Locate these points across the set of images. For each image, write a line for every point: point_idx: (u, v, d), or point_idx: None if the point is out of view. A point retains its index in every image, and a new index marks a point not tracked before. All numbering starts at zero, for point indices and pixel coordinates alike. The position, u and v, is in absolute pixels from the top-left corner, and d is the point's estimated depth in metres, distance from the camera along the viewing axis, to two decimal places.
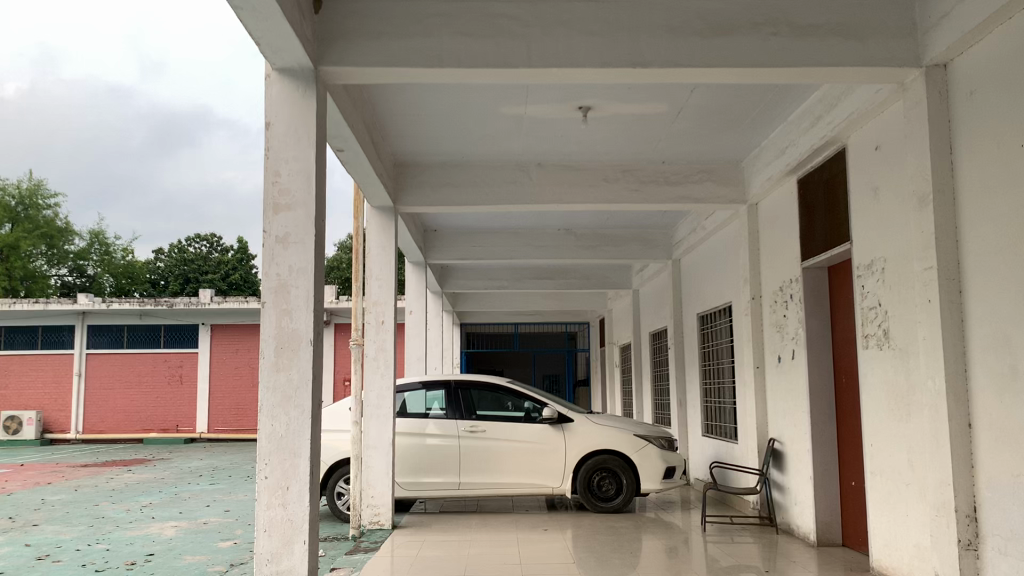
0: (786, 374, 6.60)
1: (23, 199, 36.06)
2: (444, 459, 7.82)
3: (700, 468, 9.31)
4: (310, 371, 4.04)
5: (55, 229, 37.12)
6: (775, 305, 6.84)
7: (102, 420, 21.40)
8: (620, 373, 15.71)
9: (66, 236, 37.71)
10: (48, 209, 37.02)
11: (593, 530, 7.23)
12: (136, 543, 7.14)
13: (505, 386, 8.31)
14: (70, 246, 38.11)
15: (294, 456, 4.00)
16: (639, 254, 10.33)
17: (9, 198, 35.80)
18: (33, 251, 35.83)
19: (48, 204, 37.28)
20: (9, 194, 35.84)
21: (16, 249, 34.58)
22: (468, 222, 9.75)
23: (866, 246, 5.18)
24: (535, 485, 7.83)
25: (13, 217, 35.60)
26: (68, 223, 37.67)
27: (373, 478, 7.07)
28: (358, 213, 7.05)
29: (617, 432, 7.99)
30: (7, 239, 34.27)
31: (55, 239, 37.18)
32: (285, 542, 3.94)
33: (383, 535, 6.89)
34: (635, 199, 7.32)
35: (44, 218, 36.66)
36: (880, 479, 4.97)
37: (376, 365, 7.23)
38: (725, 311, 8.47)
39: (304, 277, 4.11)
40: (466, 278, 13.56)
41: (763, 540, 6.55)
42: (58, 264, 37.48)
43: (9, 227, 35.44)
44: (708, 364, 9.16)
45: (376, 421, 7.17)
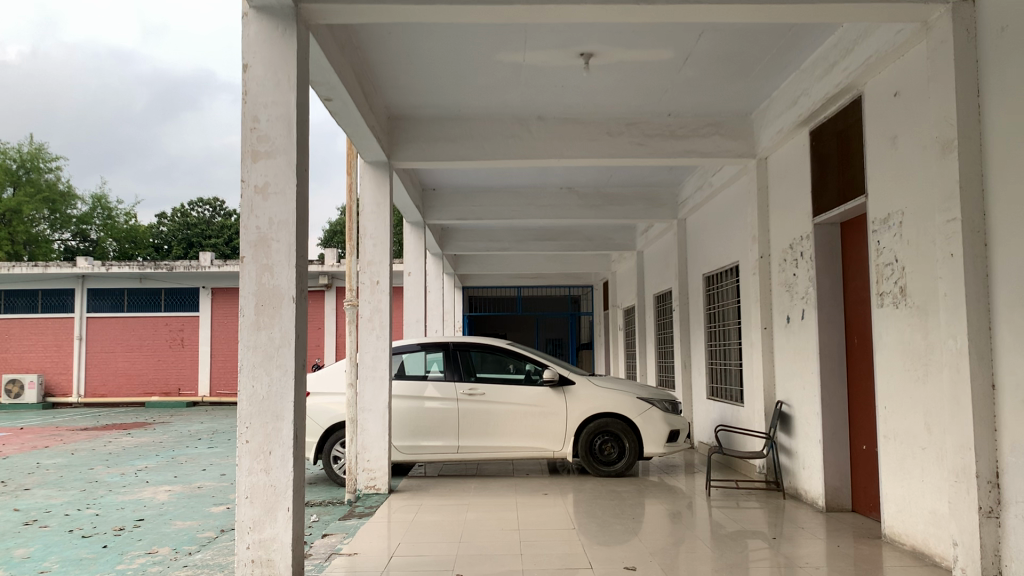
0: (795, 334, 6.36)
1: (24, 163, 35.79)
2: (442, 422, 7.63)
3: (705, 431, 9.13)
4: (292, 330, 3.81)
5: (57, 193, 36.90)
6: (785, 264, 6.58)
7: (103, 384, 21.32)
8: (624, 336, 15.50)
9: (68, 200, 37.48)
10: (49, 172, 36.75)
11: (595, 495, 7.06)
12: (128, 507, 6.99)
13: (506, 348, 8.10)
14: (72, 210, 37.93)
15: (277, 420, 3.78)
16: (643, 213, 10.05)
17: (10, 161, 35.50)
18: (34, 215, 35.62)
19: (49, 168, 37.01)
20: (10, 157, 35.55)
21: (18, 213, 34.39)
22: (468, 179, 9.45)
23: (882, 199, 4.90)
24: (536, 449, 7.64)
25: (14, 181, 35.41)
26: (69, 186, 37.39)
27: (368, 442, 6.87)
28: (350, 168, 6.78)
29: (620, 394, 7.78)
30: (8, 203, 34.04)
31: (56, 204, 36.96)
32: (268, 510, 3.74)
33: (380, 499, 6.70)
34: (640, 153, 7.03)
35: (45, 182, 36.44)
36: (893, 443, 4.75)
37: (371, 327, 6.98)
38: (731, 271, 8.21)
39: (286, 229, 3.86)
40: (467, 240, 13.29)
41: (770, 505, 6.37)
42: (61, 228, 37.27)
43: (11, 191, 35.25)
44: (714, 326, 8.92)
45: (371, 384, 6.90)
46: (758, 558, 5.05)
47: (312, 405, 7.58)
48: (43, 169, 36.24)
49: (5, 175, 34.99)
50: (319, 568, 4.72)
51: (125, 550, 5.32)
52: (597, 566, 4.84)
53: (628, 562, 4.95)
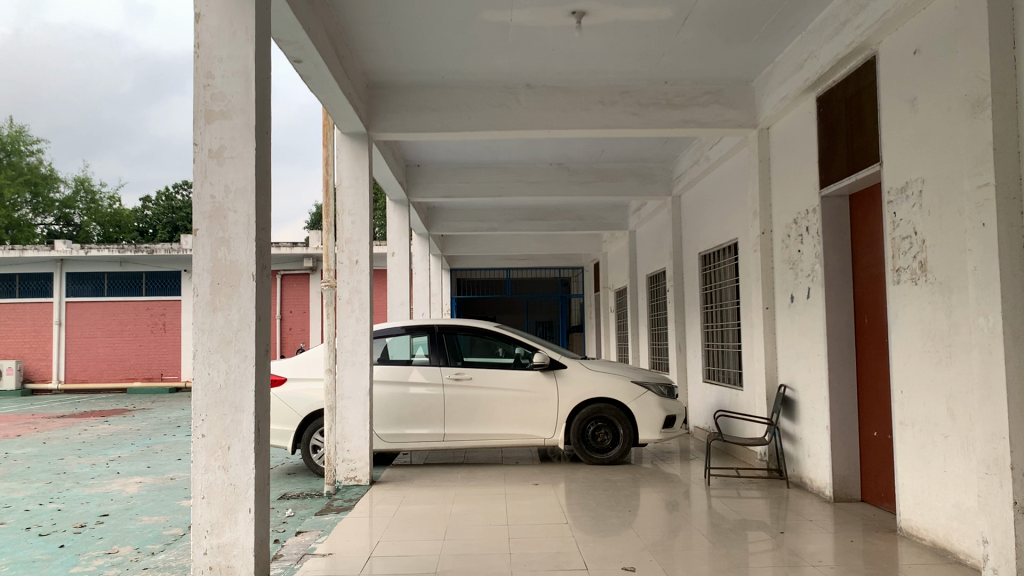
0: (800, 314, 6.00)
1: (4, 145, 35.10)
2: (427, 409, 7.25)
3: (701, 416, 8.79)
4: (252, 311, 3.41)
5: (39, 176, 36.23)
6: (788, 240, 6.21)
7: (84, 369, 20.85)
8: (616, 318, 15.14)
9: (50, 183, 36.79)
10: (30, 154, 36.06)
11: (588, 484, 6.71)
12: (93, 501, 6.58)
13: (494, 331, 7.72)
14: (55, 193, 37.25)
15: (236, 411, 3.39)
16: (636, 190, 9.66)
17: None
18: (16, 199, 34.98)
19: (30, 150, 36.35)
20: None
21: None
22: (453, 154, 9.01)
23: (899, 167, 4.53)
24: (526, 437, 7.28)
25: None
26: (51, 169, 36.73)
27: (348, 431, 6.48)
28: (326, 140, 6.35)
29: (614, 379, 7.42)
30: None
31: (39, 187, 36.28)
32: (227, 512, 3.36)
33: (360, 492, 6.32)
34: (634, 123, 6.62)
35: (27, 165, 35.81)
36: (912, 430, 4.40)
37: (351, 310, 6.55)
38: (729, 249, 7.84)
39: (244, 198, 3.46)
40: (454, 219, 12.85)
41: (773, 494, 6.03)
42: (44, 211, 36.60)
43: None
44: (711, 307, 8.56)
45: (350, 369, 6.51)
46: (764, 553, 4.70)
47: (289, 392, 7.20)
48: (24, 152, 35.51)
49: None
50: (288, 572, 4.31)
51: (82, 551, 4.92)
52: (592, 564, 4.48)
53: (625, 559, 4.60)
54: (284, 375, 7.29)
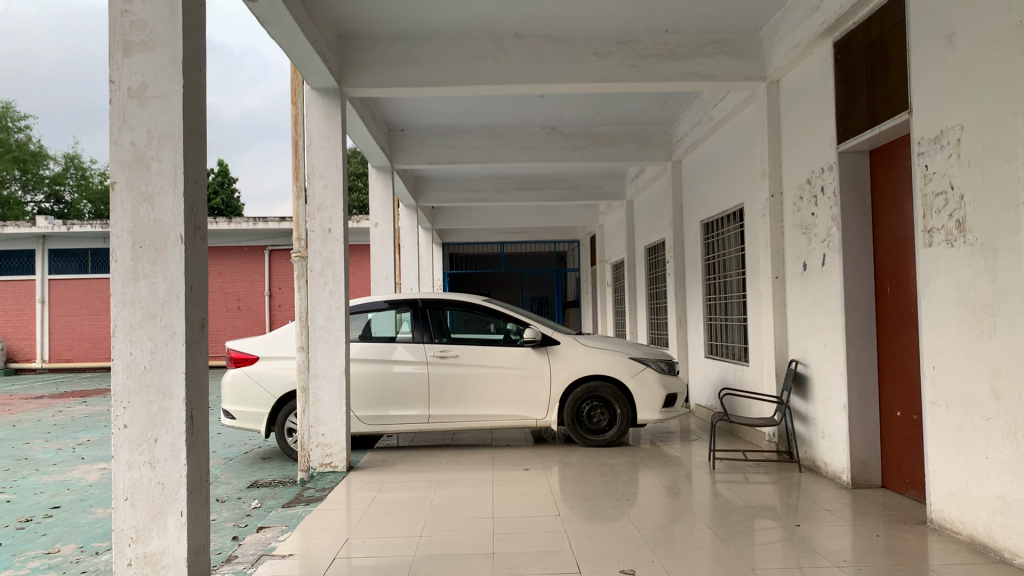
0: (814, 283, 5.49)
1: None
2: (410, 388, 6.74)
3: (703, 393, 8.30)
4: (181, 279, 2.89)
5: (27, 153, 35.53)
6: (801, 203, 5.68)
7: (68, 349, 20.33)
8: (613, 292, 14.61)
9: (39, 160, 36.09)
10: (18, 131, 35.36)
11: (582, 467, 6.24)
12: (48, 491, 6.08)
13: (483, 305, 7.20)
14: (44, 170, 36.59)
15: (164, 398, 2.87)
16: (634, 155, 9.11)
17: None
18: (3, 176, 34.31)
19: (17, 126, 35.63)
20: None
21: None
22: (439, 115, 8.44)
23: (932, 113, 3.99)
24: (516, 418, 6.78)
25: None
26: (39, 146, 36.04)
27: (322, 414, 5.97)
28: (296, 96, 5.80)
29: (611, 355, 6.91)
30: None
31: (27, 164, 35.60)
32: (154, 516, 2.85)
33: (335, 480, 5.81)
34: (632, 76, 6.07)
35: (15, 142, 35.15)
36: (945, 410, 3.90)
37: (323, 283, 5.99)
38: (734, 216, 7.31)
39: (170, 145, 2.91)
40: (444, 189, 12.28)
41: (783, 479, 5.55)
42: (34, 189, 35.89)
43: None
44: (713, 278, 8.05)
45: (324, 348, 5.97)
46: (778, 546, 4.22)
47: (260, 371, 6.71)
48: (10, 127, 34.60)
49: None
50: None
51: (19, 551, 4.42)
52: (588, 562, 3.99)
53: (624, 555, 4.11)
54: (255, 353, 6.78)
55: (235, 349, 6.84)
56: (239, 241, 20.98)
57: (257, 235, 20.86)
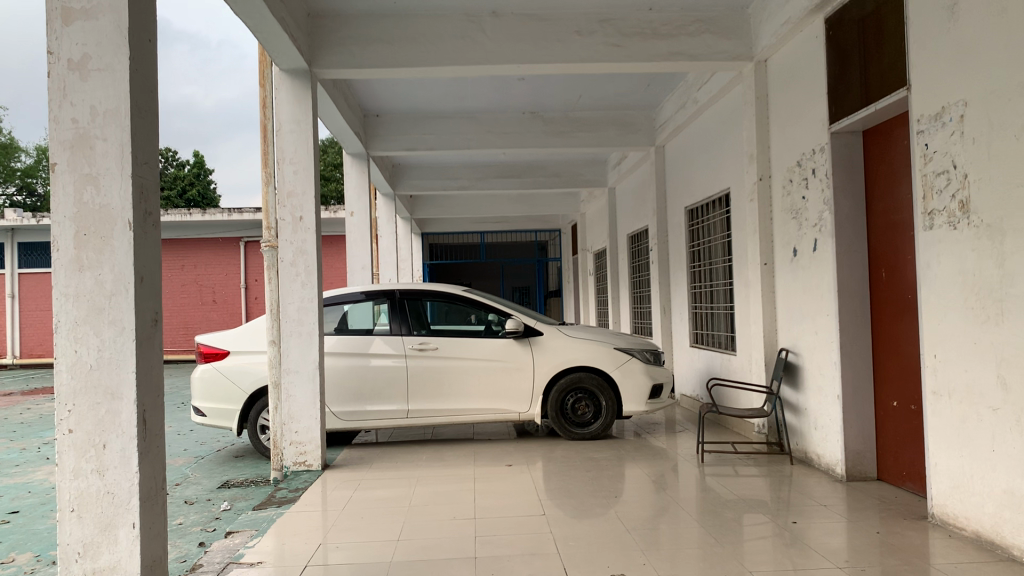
0: (805, 269, 5.31)
1: None
2: (388, 382, 6.51)
3: (689, 383, 8.13)
4: (130, 270, 2.64)
5: None
6: (791, 186, 5.49)
7: (39, 344, 19.88)
8: (595, 281, 14.42)
9: (9, 153, 35.36)
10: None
11: (567, 461, 6.03)
12: (7, 494, 5.78)
13: (463, 296, 6.97)
14: (15, 163, 35.86)
15: (113, 400, 2.63)
16: (617, 140, 8.90)
17: None
18: None
19: None
20: None
21: None
22: (415, 99, 8.17)
23: (932, 88, 3.80)
24: (498, 412, 6.57)
25: None
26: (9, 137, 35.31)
27: (295, 410, 5.72)
28: (262, 78, 5.56)
29: (595, 345, 6.71)
30: None
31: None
32: (103, 529, 2.60)
33: (310, 480, 5.58)
34: (616, 56, 5.85)
35: None
36: (949, 401, 3.72)
37: (295, 273, 5.73)
38: (720, 201, 7.13)
39: (116, 123, 2.65)
40: (422, 177, 12.02)
41: (774, 472, 5.38)
42: (5, 182, 35.15)
43: None
44: (698, 265, 7.87)
45: (297, 341, 5.71)
46: (773, 543, 4.04)
47: (231, 366, 6.46)
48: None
49: None
50: None
51: None
52: (576, 564, 3.80)
53: (613, 554, 3.92)
54: (225, 348, 6.53)
55: (205, 344, 6.59)
56: (214, 233, 20.59)
57: (232, 226, 20.48)
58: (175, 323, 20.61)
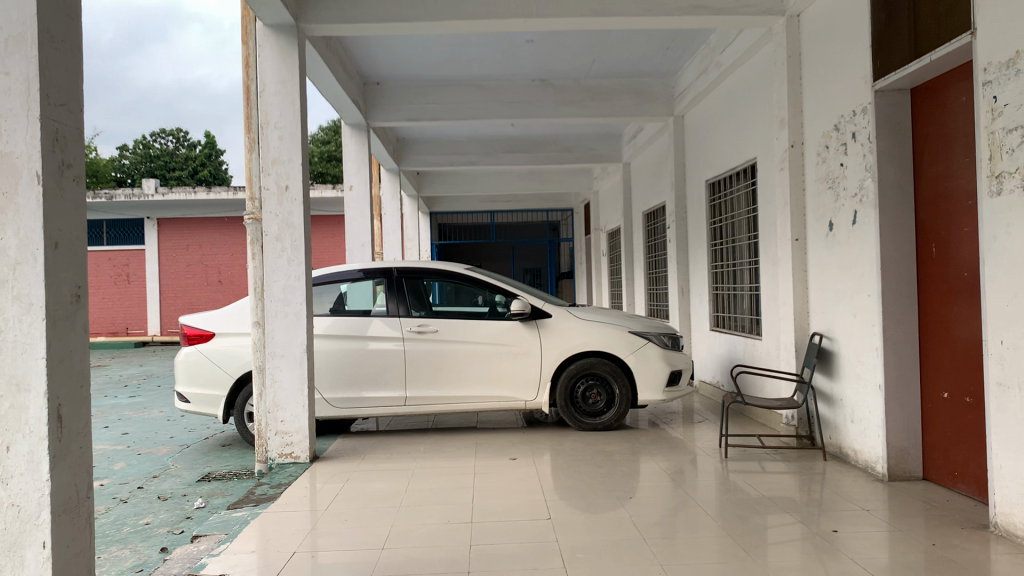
0: (842, 246, 4.79)
1: None
2: (384, 367, 6.04)
3: (708, 369, 7.63)
4: (38, 234, 2.16)
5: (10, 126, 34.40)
6: (827, 153, 4.96)
7: None
8: (608, 262, 13.89)
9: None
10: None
11: (577, 454, 5.56)
12: None
13: (466, 275, 6.48)
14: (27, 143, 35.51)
15: (19, 394, 2.15)
16: (632, 110, 8.37)
17: None
18: None
19: None
20: None
21: None
22: (417, 64, 7.66)
23: (1002, 30, 3.27)
24: (504, 400, 6.09)
25: None
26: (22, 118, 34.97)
27: (281, 397, 5.24)
28: (245, 35, 5.05)
29: (608, 328, 6.21)
30: None
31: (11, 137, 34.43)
32: (6, 549, 2.14)
33: (295, 473, 5.11)
34: (633, 10, 5.33)
35: None
36: (1018, 394, 3.21)
37: (281, 249, 5.23)
38: (745, 173, 6.60)
39: (19, 52, 2.15)
40: (428, 152, 11.51)
41: (806, 469, 4.88)
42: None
43: None
44: (720, 243, 7.35)
45: (282, 322, 5.24)
46: (810, 551, 3.56)
47: (216, 349, 6.01)
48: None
49: None
50: None
51: None
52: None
53: (625, 564, 3.45)
54: (211, 329, 6.09)
55: (189, 325, 6.14)
56: (219, 212, 20.17)
57: (238, 205, 20.05)
58: (181, 303, 20.29)
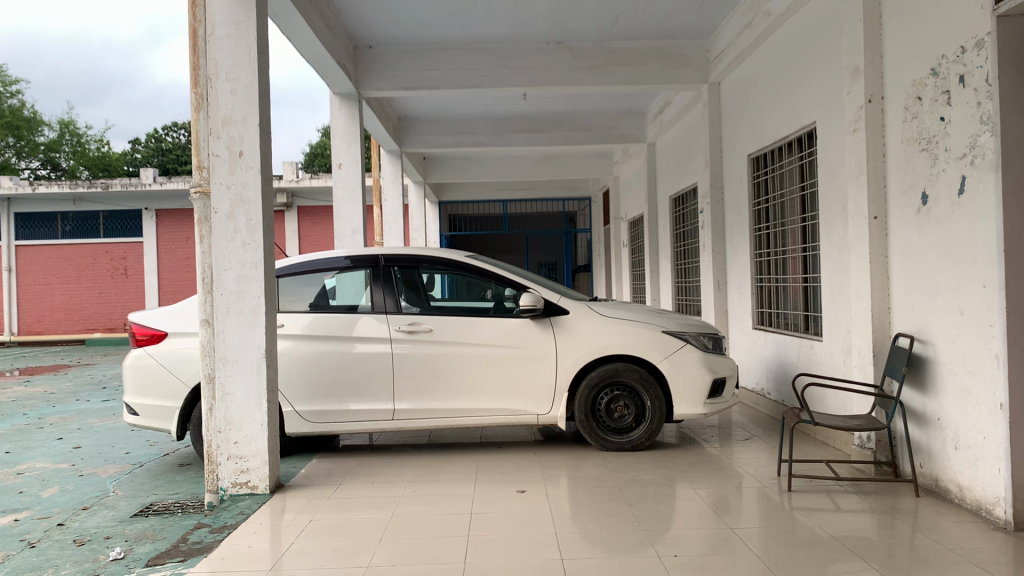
0: (941, 224, 3.74)
1: None
2: (369, 374, 5.05)
3: (752, 374, 6.57)
4: None
5: (22, 120, 33.67)
6: (920, 106, 3.91)
7: (40, 321, 19.41)
8: (629, 254, 12.81)
9: (33, 126, 34.38)
10: (10, 97, 33.04)
11: (599, 480, 4.54)
12: None
13: (468, 263, 5.44)
14: (39, 137, 34.80)
15: None
16: (662, 76, 7.31)
17: None
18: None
19: (11, 92, 33.39)
20: None
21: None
22: (413, 21, 6.67)
23: None
24: (511, 414, 5.08)
25: None
26: (34, 112, 34.26)
27: (235, 413, 4.25)
28: None
29: (636, 326, 5.17)
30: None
31: (22, 131, 33.55)
32: None
33: (249, 509, 4.10)
34: None
35: (10, 107, 32.99)
36: None
37: (233, 230, 4.25)
38: (800, 142, 5.54)
39: None
40: (432, 132, 10.51)
41: (895, 508, 3.84)
42: (29, 156, 34.13)
43: None
44: (766, 227, 6.28)
45: (236, 322, 4.25)
46: None
47: (168, 352, 5.04)
48: None
49: None
50: None
51: None
52: None
53: None
54: (163, 329, 5.12)
55: (138, 323, 5.19)
56: None
57: None
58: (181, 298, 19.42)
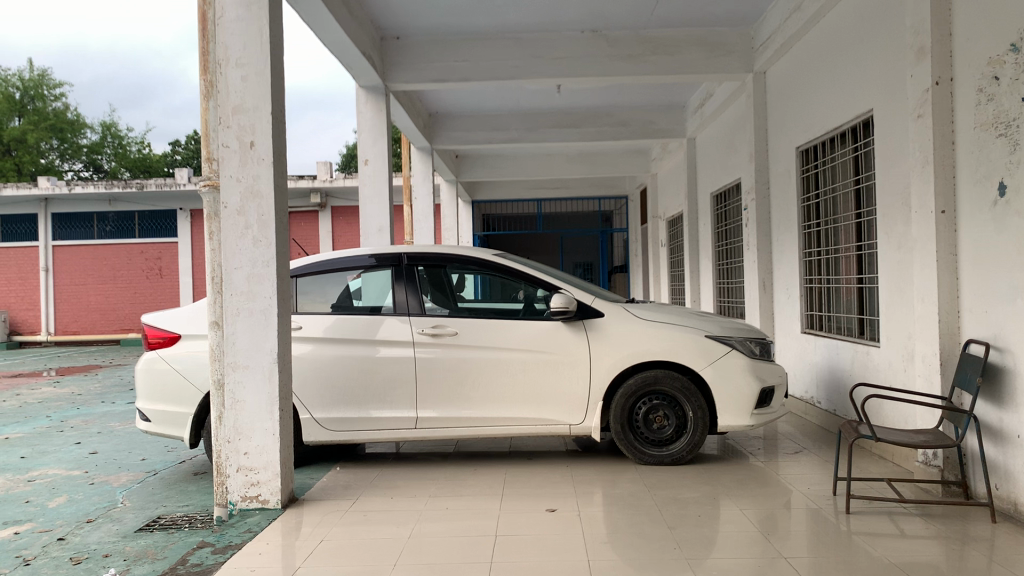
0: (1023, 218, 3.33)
1: (27, 89, 32.79)
2: (391, 379, 4.75)
3: (801, 382, 6.16)
4: None
5: (66, 122, 34.11)
6: (996, 87, 3.50)
7: (76, 321, 19.51)
8: (668, 254, 12.38)
9: (76, 128, 34.83)
10: (54, 100, 33.55)
11: (636, 497, 4.18)
12: None
13: (497, 263, 5.11)
14: (81, 139, 35.25)
15: None
16: (703, 65, 6.92)
17: (14, 88, 32.60)
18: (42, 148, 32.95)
19: (54, 96, 33.87)
20: (13, 84, 32.43)
21: (25, 142, 31.64)
22: (441, 10, 6.38)
23: None
24: (541, 424, 4.75)
25: (21, 110, 32.62)
26: (77, 115, 34.71)
27: (245, 422, 3.98)
28: None
29: (676, 330, 4.80)
30: (14, 133, 31.06)
31: (66, 133, 33.96)
32: None
33: (259, 525, 3.82)
34: None
35: (53, 110, 33.43)
36: None
37: (243, 226, 3.98)
38: (855, 132, 5.13)
39: None
40: (464, 128, 10.21)
41: (969, 534, 3.43)
42: (71, 157, 34.51)
43: (19, 121, 32.54)
44: (817, 224, 5.87)
45: (246, 324, 3.97)
46: None
47: (181, 356, 4.80)
48: None
49: (9, 105, 32.17)
50: None
51: None
52: None
53: None
54: (176, 331, 4.88)
55: (151, 325, 4.95)
56: None
57: None
58: None
